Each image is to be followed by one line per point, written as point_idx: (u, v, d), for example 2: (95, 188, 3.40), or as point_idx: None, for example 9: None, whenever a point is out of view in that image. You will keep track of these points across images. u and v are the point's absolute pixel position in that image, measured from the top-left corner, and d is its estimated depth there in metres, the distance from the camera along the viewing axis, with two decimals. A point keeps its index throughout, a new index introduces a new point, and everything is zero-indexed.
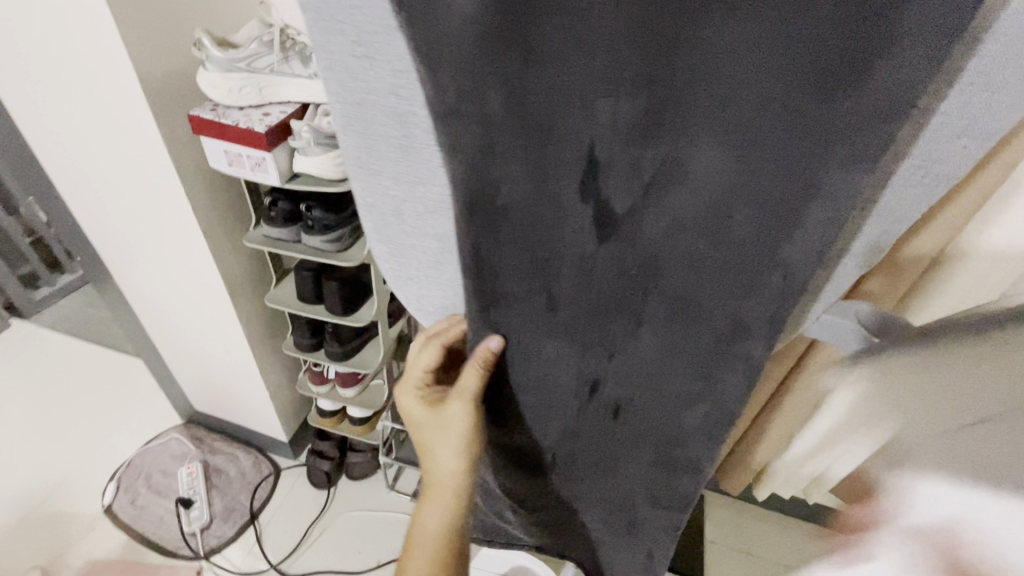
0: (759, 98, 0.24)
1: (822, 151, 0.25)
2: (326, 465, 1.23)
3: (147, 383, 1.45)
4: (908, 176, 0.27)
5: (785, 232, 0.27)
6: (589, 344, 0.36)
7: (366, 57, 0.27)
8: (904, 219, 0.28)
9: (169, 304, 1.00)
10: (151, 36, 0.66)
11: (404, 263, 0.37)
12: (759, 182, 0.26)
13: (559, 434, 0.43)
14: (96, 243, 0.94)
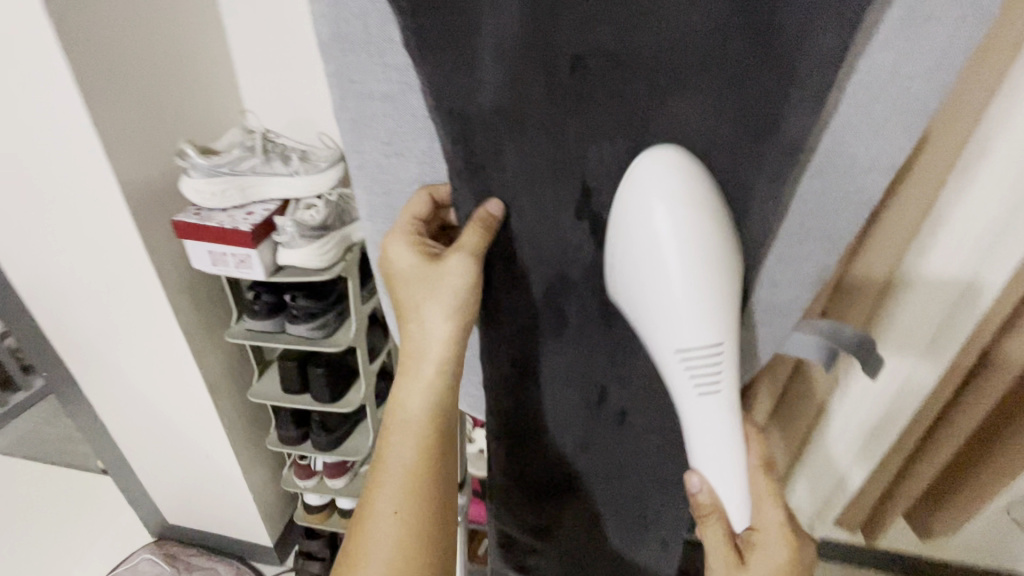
0: (704, 140, 0.36)
1: (752, 174, 0.36)
2: (319, 566, 1.15)
3: (112, 503, 1.34)
4: (822, 180, 0.37)
5: (735, 233, 0.38)
6: (599, 350, 0.45)
7: (394, 152, 0.42)
8: (838, 210, 0.38)
9: (145, 410, 0.97)
10: (134, 151, 0.69)
11: None
12: (712, 200, 0.37)
13: (575, 443, 0.50)
14: (66, 356, 0.91)
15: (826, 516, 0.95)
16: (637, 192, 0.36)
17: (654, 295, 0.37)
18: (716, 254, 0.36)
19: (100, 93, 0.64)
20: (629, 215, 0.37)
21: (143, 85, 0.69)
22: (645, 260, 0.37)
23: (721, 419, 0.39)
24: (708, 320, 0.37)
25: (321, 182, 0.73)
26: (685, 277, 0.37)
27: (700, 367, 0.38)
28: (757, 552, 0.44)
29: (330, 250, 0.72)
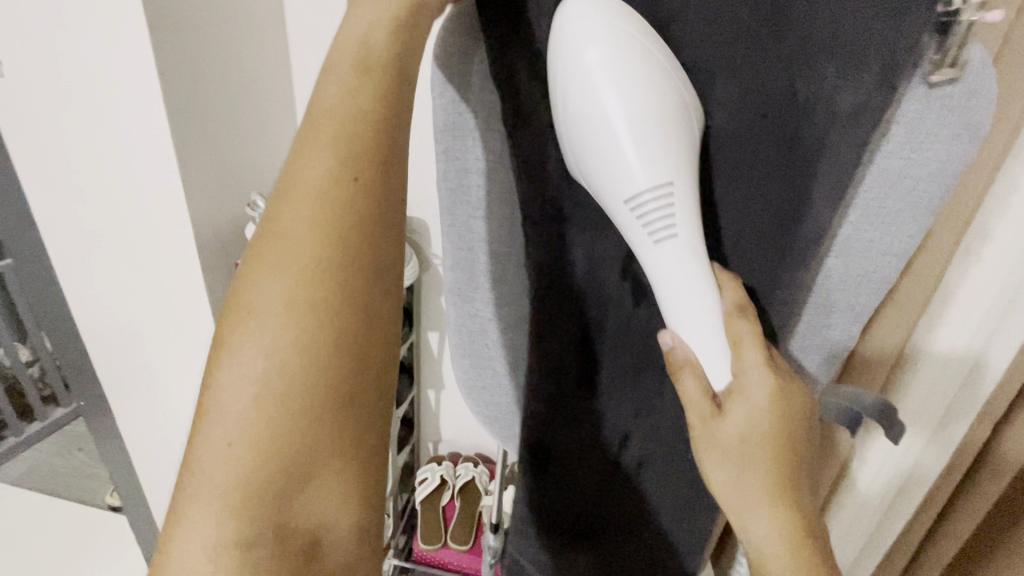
0: (739, 222, 0.42)
1: (779, 256, 0.42)
2: None
3: (118, 541, 1.33)
4: (839, 264, 0.43)
5: (763, 306, 0.44)
6: (629, 398, 0.50)
7: (481, 214, 0.45)
8: (850, 288, 0.44)
9: (173, 444, 0.99)
10: (209, 200, 0.77)
11: (481, 370, 0.51)
12: (746, 274, 0.44)
13: (592, 488, 0.55)
14: (107, 385, 0.96)
15: None
16: (568, 38, 0.37)
17: (599, 142, 0.38)
18: (656, 106, 0.37)
19: (191, 154, 0.72)
20: (562, 59, 0.38)
21: (224, 144, 0.78)
22: (585, 102, 0.37)
23: (686, 259, 0.40)
24: (646, 125, 0.37)
25: None
26: (628, 123, 0.37)
27: (646, 206, 0.38)
28: (735, 399, 0.39)
29: None
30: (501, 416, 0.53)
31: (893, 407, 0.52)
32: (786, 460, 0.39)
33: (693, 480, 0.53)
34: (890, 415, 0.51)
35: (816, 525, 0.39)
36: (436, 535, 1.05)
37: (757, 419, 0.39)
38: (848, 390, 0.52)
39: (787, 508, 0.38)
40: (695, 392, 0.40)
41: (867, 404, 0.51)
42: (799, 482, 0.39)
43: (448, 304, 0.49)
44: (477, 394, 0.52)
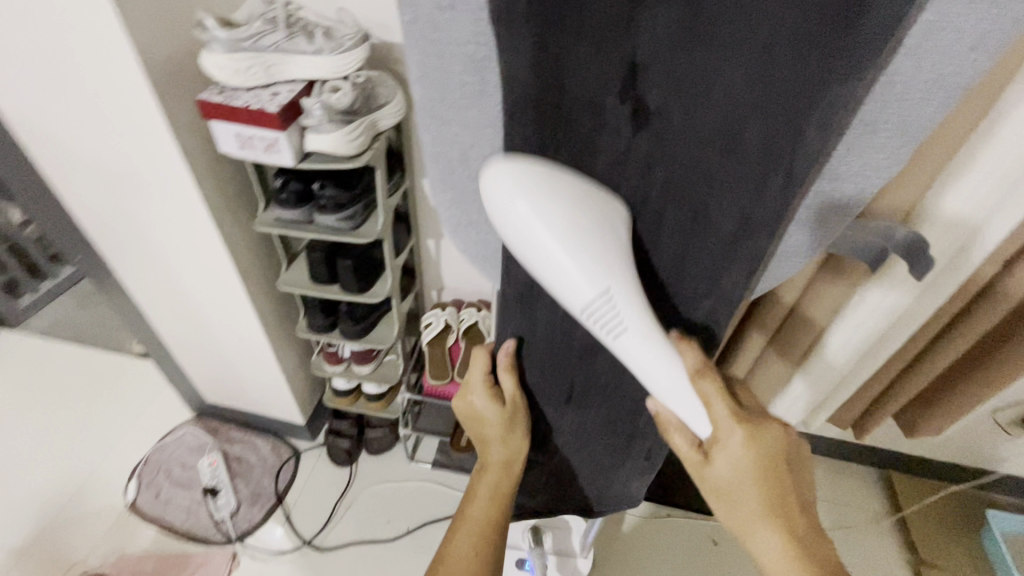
0: (779, 23, 0.34)
1: (823, 70, 0.35)
2: (346, 443, 1.27)
3: (156, 382, 1.46)
4: (901, 67, 0.37)
5: (791, 138, 0.38)
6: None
7: (452, 7, 0.38)
8: (899, 101, 0.38)
9: (178, 293, 1.01)
10: (151, 15, 0.66)
11: (465, 209, 0.49)
12: (775, 98, 0.37)
13: (582, 347, 0.55)
14: (95, 237, 0.94)
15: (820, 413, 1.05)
16: (494, 194, 0.38)
17: (550, 273, 0.39)
18: (579, 221, 0.39)
19: None
20: (494, 212, 0.38)
21: None
22: (524, 246, 0.39)
23: (644, 346, 0.43)
24: (576, 246, 0.39)
25: (345, 64, 0.69)
26: (566, 250, 0.38)
27: (602, 317, 0.41)
28: (718, 451, 0.48)
29: (357, 134, 0.71)
30: (483, 261, 0.53)
31: (916, 239, 0.51)
32: (776, 498, 0.48)
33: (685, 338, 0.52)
34: (920, 256, 0.51)
35: (811, 542, 0.48)
36: (443, 372, 1.12)
37: (742, 465, 0.48)
38: (873, 227, 0.52)
39: (780, 524, 0.48)
40: (683, 441, 0.50)
41: (891, 235, 0.52)
42: (795, 508, 0.49)
43: (424, 130, 0.45)
44: (461, 231, 0.50)
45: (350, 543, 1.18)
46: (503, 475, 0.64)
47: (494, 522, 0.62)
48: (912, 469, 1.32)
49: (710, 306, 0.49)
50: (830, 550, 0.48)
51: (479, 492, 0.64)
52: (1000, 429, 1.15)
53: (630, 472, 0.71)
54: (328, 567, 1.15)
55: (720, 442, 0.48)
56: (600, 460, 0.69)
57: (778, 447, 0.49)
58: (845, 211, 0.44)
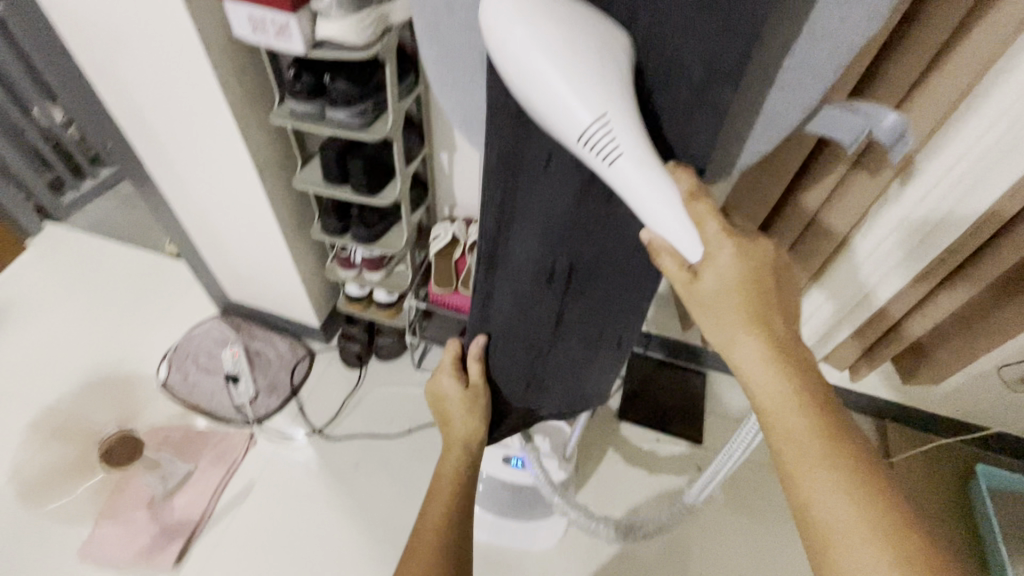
0: None
1: None
2: (357, 347, 1.34)
3: (186, 280, 1.55)
4: None
5: None
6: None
7: None
8: None
9: (200, 186, 1.06)
10: None
11: (451, 68, 0.51)
12: None
13: (561, 225, 0.58)
14: (124, 123, 0.98)
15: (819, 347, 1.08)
16: (494, 28, 0.42)
17: (543, 90, 0.41)
18: (568, 42, 0.41)
19: None
20: (494, 44, 0.42)
21: None
22: (521, 69, 0.42)
23: (639, 170, 0.43)
24: (566, 61, 0.41)
25: None
26: (556, 65, 0.41)
27: (597, 139, 0.42)
28: (708, 266, 0.47)
29: (367, 24, 0.71)
30: (471, 126, 0.57)
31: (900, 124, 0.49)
32: (760, 306, 0.48)
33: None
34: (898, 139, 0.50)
35: (789, 351, 0.48)
36: (448, 282, 1.15)
37: (729, 275, 0.47)
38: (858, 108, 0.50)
39: (764, 333, 0.47)
40: (672, 263, 0.48)
41: (870, 116, 0.50)
42: (776, 318, 0.48)
43: None
44: (449, 93, 0.54)
45: (355, 435, 1.28)
46: (463, 451, 0.73)
47: (457, 490, 0.69)
48: (910, 422, 1.32)
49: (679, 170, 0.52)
50: (809, 361, 0.48)
51: (445, 470, 0.71)
52: (1004, 385, 1.13)
53: (604, 367, 0.74)
54: (336, 454, 1.25)
55: (711, 260, 0.47)
56: (577, 359, 0.73)
57: (765, 260, 0.49)
58: (812, 74, 0.45)
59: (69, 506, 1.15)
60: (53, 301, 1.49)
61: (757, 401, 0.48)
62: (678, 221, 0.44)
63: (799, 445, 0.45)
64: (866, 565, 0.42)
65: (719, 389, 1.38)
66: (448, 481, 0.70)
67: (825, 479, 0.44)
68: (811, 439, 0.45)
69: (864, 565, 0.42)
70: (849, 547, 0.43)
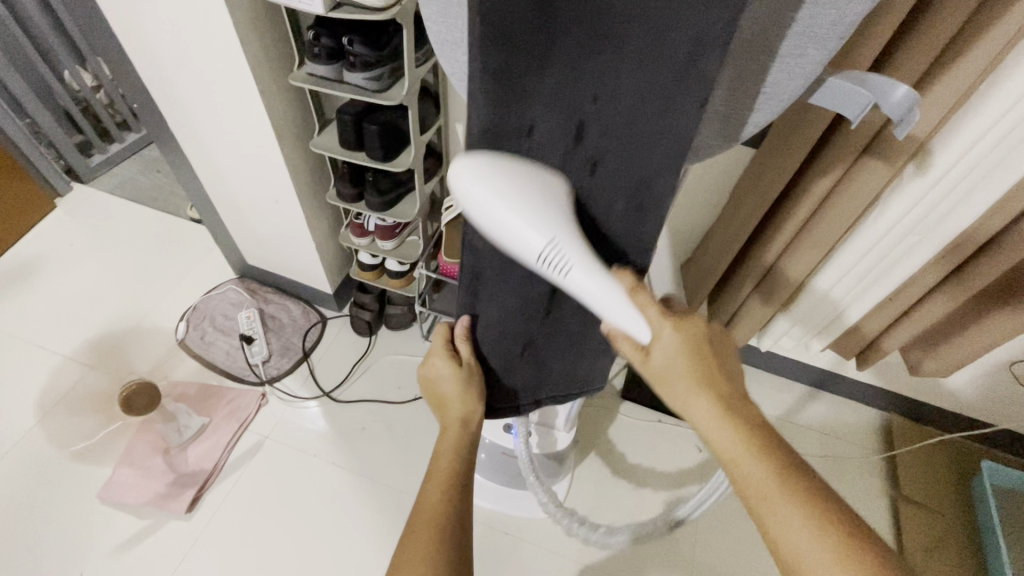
0: None
1: None
2: (367, 315, 1.37)
3: (206, 243, 1.59)
4: None
5: None
6: (586, 78, 0.45)
7: None
8: None
9: (220, 148, 1.08)
10: None
11: (451, 22, 0.52)
12: None
13: None
14: (148, 83, 1.00)
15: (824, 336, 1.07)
16: (458, 182, 0.47)
17: (505, 225, 0.46)
18: (519, 185, 0.47)
19: None
20: (458, 194, 0.48)
21: None
22: (484, 211, 0.47)
23: (593, 281, 0.48)
24: (520, 200, 0.46)
25: None
26: (512, 205, 0.46)
27: (554, 262, 0.48)
28: (657, 347, 0.52)
29: None
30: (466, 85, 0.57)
31: (910, 94, 0.48)
32: (703, 370, 0.52)
33: (643, 183, 0.51)
34: (906, 111, 0.49)
35: (734, 402, 0.51)
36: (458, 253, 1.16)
37: (676, 351, 0.52)
38: (867, 78, 0.49)
39: (709, 391, 0.51)
40: (630, 347, 0.54)
41: (876, 86, 0.49)
42: (718, 375, 0.52)
43: None
44: (449, 49, 0.55)
45: (363, 400, 1.31)
46: (461, 432, 0.71)
47: (457, 469, 0.66)
48: (915, 416, 1.32)
49: (667, 146, 0.48)
50: (755, 412, 0.51)
51: (444, 452, 0.69)
52: (1014, 382, 1.12)
53: (599, 342, 0.74)
54: (344, 416, 1.29)
55: (662, 343, 0.52)
56: (573, 334, 0.72)
57: (706, 334, 0.54)
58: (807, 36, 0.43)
59: (90, 452, 1.21)
60: (78, 257, 1.54)
61: (720, 458, 0.50)
62: (630, 319, 0.50)
63: (760, 490, 0.46)
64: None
65: None
66: (448, 462, 0.67)
67: (792, 517, 0.45)
68: (770, 482, 0.46)
69: None
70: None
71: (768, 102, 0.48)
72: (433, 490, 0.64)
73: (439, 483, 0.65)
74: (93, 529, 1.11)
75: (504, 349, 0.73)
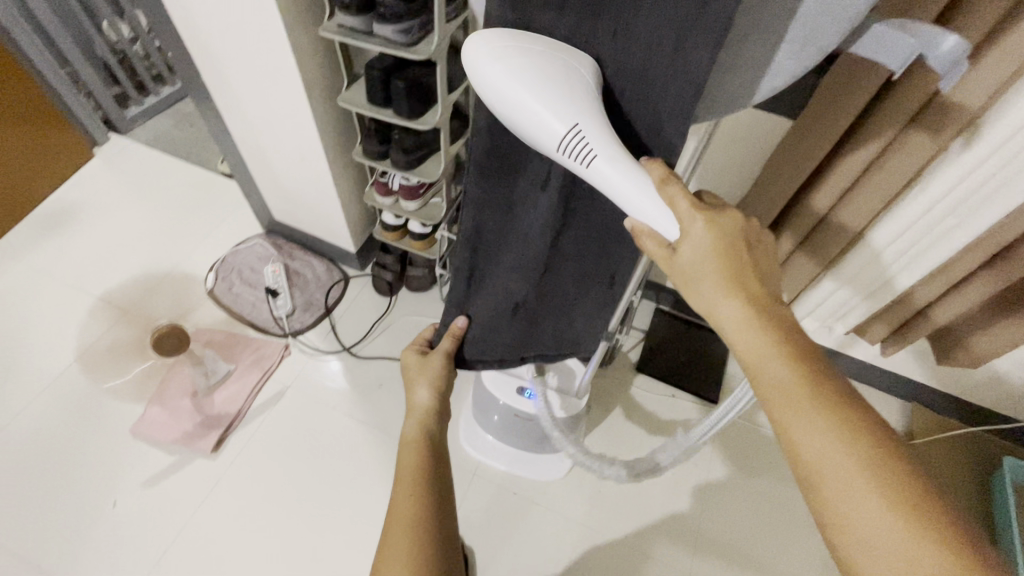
0: None
1: None
2: (389, 276, 1.39)
3: (236, 198, 1.63)
4: None
5: None
6: (605, 13, 0.46)
7: None
8: None
9: (250, 102, 1.09)
10: None
11: None
12: None
13: None
14: (181, 33, 1.01)
15: (850, 318, 1.05)
16: (476, 72, 0.48)
17: (523, 110, 0.47)
18: (540, 68, 0.46)
19: None
20: (478, 83, 0.48)
21: None
22: (503, 96, 0.47)
23: (615, 166, 0.47)
24: (540, 83, 0.46)
25: None
26: (533, 89, 0.46)
27: (574, 146, 0.47)
28: (684, 244, 0.47)
29: None
30: None
31: (960, 39, 0.46)
32: (734, 269, 0.47)
33: (654, 128, 0.52)
34: (955, 56, 0.47)
35: (766, 307, 0.46)
36: None
37: (706, 246, 0.47)
38: (915, 27, 0.47)
39: (739, 292, 0.46)
40: (654, 244, 0.49)
41: (923, 35, 0.46)
42: (751, 276, 0.47)
43: None
44: None
45: (382, 357, 1.34)
46: (426, 417, 0.73)
47: (422, 457, 0.67)
48: (934, 404, 1.30)
49: (678, 92, 0.48)
50: (789, 320, 0.47)
51: (406, 436, 0.71)
52: None
53: (591, 308, 0.73)
54: (363, 371, 1.33)
55: (690, 239, 0.47)
56: (564, 296, 0.72)
57: (740, 231, 0.48)
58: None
59: (123, 390, 1.27)
60: (113, 207, 1.59)
61: (743, 366, 0.47)
62: (653, 209, 0.47)
63: (783, 392, 0.44)
64: (860, 506, 0.40)
65: None
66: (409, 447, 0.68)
67: (813, 422, 0.42)
68: (794, 386, 0.43)
69: (855, 501, 0.40)
70: (839, 488, 0.41)
71: (794, 57, 0.45)
72: (410, 454, 0.68)
73: (413, 449, 0.69)
74: (126, 461, 1.18)
75: (497, 305, 0.75)
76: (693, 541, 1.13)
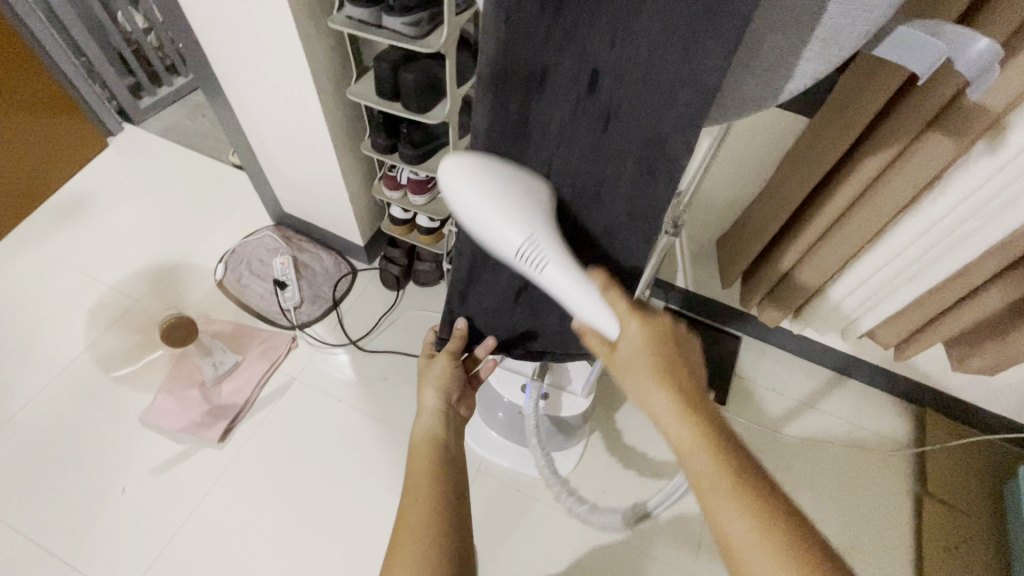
0: None
1: None
2: (397, 270, 1.39)
3: (246, 190, 1.63)
4: None
5: None
6: (606, 15, 0.44)
7: None
8: None
9: (260, 94, 1.08)
10: None
11: None
12: None
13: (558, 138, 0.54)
14: (191, 23, 1.00)
15: (862, 323, 1.03)
16: (449, 184, 0.51)
17: (488, 223, 0.50)
18: (503, 188, 0.51)
19: None
20: (449, 194, 0.52)
21: None
22: (470, 210, 0.51)
23: (568, 276, 0.52)
24: (504, 201, 0.51)
25: None
26: (497, 207, 0.50)
27: (532, 256, 0.51)
28: (623, 343, 0.52)
29: None
30: None
31: (991, 42, 0.44)
32: (665, 365, 0.50)
33: (655, 139, 0.50)
34: (986, 62, 0.44)
35: (693, 399, 0.49)
36: None
37: (641, 345, 0.51)
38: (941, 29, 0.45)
39: (669, 385, 0.49)
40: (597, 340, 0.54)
41: (948, 37, 0.45)
42: (680, 372, 0.50)
43: None
44: None
45: (388, 351, 1.35)
46: (443, 416, 0.74)
47: (438, 457, 0.68)
48: (946, 411, 1.27)
49: (687, 98, 0.46)
50: (714, 413, 0.49)
51: (420, 434, 0.72)
52: None
53: None
54: (369, 364, 1.33)
55: (629, 340, 0.52)
56: None
57: (671, 332, 0.53)
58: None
59: (133, 378, 1.28)
60: (125, 196, 1.60)
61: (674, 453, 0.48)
62: (599, 315, 0.52)
63: (708, 478, 0.45)
64: None
65: (747, 351, 1.40)
66: (427, 450, 0.69)
67: (734, 511, 0.43)
68: (720, 476, 0.44)
69: None
70: None
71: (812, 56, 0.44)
72: (422, 459, 0.68)
73: (426, 449, 0.69)
74: (134, 449, 1.20)
75: (499, 287, 0.72)
76: (697, 544, 1.12)
